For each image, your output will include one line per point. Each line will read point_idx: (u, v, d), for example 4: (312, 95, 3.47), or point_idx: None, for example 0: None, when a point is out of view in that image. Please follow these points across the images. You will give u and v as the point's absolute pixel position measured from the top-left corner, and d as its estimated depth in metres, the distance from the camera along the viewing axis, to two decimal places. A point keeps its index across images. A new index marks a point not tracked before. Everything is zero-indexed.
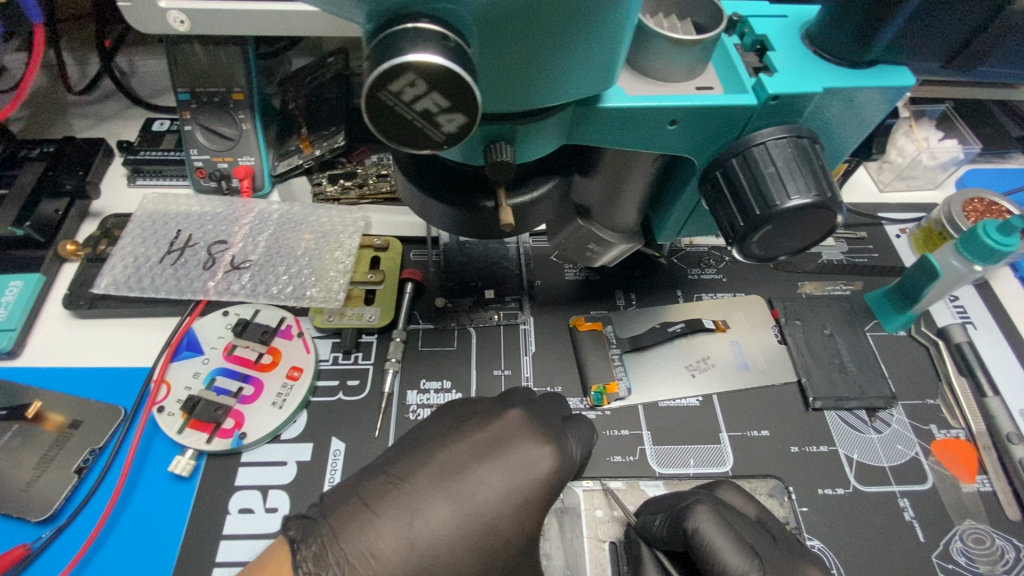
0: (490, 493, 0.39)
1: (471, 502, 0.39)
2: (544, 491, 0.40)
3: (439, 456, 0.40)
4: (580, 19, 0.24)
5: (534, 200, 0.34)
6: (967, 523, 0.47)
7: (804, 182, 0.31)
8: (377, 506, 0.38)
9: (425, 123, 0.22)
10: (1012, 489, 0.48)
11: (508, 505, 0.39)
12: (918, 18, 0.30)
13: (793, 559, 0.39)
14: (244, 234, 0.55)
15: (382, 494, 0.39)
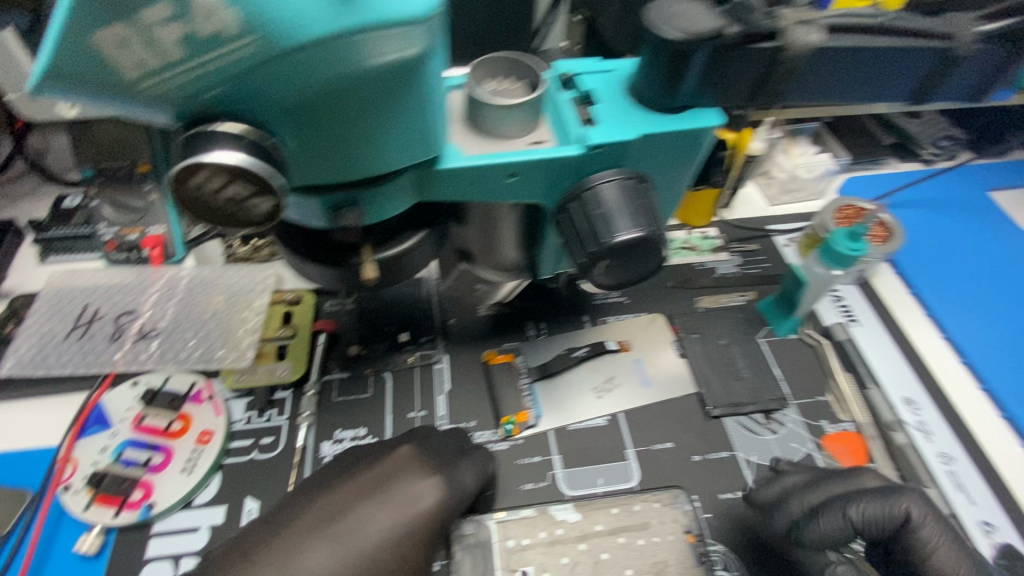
0: (373, 530, 0.43)
1: (354, 540, 0.43)
2: (428, 523, 0.44)
3: (319, 502, 0.44)
4: (376, 103, 0.26)
5: (402, 252, 0.36)
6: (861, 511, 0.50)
7: (630, 220, 0.35)
8: (256, 555, 0.41)
9: (238, 207, 0.25)
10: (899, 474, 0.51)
11: (384, 538, 0.43)
12: (712, 69, 0.33)
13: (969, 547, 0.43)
14: (153, 302, 0.56)
15: (261, 545, 0.41)
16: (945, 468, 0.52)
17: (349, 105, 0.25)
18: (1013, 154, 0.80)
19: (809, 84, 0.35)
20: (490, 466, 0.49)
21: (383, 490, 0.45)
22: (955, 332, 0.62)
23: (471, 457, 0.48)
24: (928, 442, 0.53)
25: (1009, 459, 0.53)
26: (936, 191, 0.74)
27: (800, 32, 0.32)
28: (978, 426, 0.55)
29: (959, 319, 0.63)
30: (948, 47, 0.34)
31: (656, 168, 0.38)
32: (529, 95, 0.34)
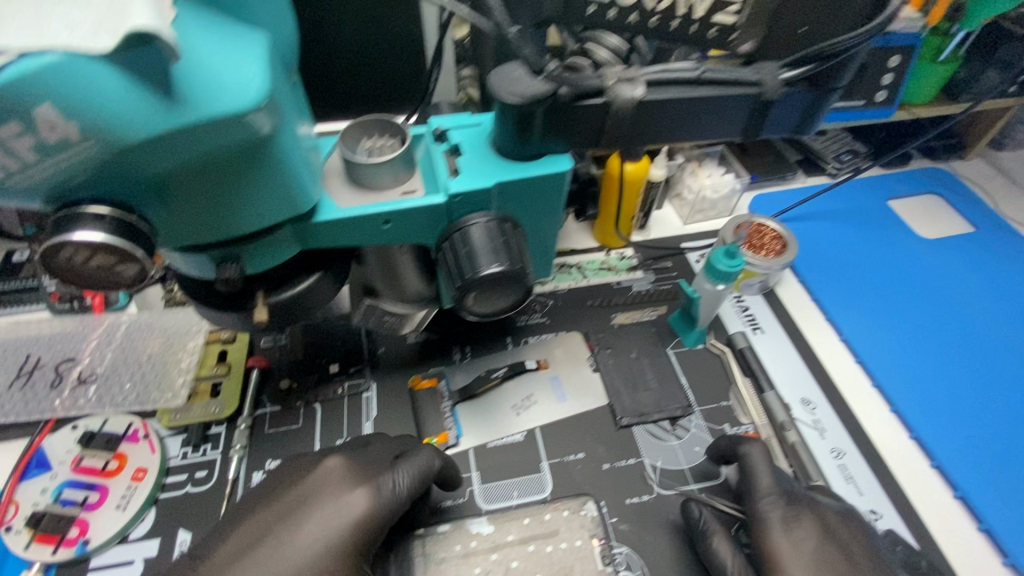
0: (284, 551, 0.46)
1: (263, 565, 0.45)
2: (341, 543, 0.46)
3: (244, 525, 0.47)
4: (237, 175, 0.30)
5: (295, 296, 0.40)
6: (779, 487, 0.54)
7: (490, 258, 0.39)
8: None
9: (108, 271, 0.29)
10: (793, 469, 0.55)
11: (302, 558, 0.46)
12: (552, 120, 0.38)
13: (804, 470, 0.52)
14: (92, 349, 0.60)
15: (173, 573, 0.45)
16: (837, 462, 0.56)
17: (210, 180, 0.29)
18: (914, 162, 0.85)
19: (645, 127, 0.39)
20: (426, 469, 0.50)
21: (309, 504, 0.48)
22: (851, 334, 0.66)
23: (402, 463, 0.50)
24: (821, 438, 0.58)
25: (896, 449, 0.58)
26: (839, 202, 0.79)
27: (625, 88, 0.36)
28: (869, 421, 0.59)
29: (854, 321, 0.67)
30: (760, 92, 0.38)
31: (523, 208, 0.42)
32: (397, 150, 0.39)
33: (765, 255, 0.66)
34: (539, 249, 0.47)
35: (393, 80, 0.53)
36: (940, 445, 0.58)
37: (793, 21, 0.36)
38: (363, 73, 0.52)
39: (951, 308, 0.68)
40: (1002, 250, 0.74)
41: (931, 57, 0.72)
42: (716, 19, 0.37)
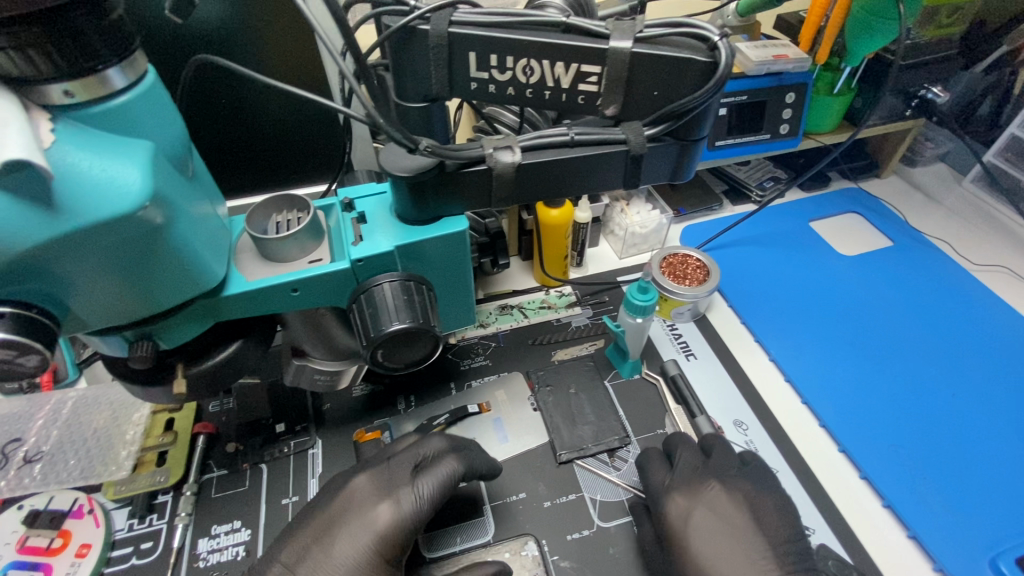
0: None
1: None
2: None
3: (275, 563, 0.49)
4: (136, 267, 0.33)
5: (215, 365, 0.42)
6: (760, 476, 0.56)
7: (393, 316, 0.41)
8: None
9: (12, 363, 0.31)
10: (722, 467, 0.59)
11: None
12: (442, 185, 0.42)
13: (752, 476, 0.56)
14: (39, 428, 0.61)
15: None
16: None
17: (108, 274, 0.32)
18: (835, 183, 0.91)
19: (532, 182, 0.43)
20: (449, 474, 0.52)
21: (340, 523, 0.51)
22: (778, 353, 0.69)
23: (426, 471, 0.53)
24: None
25: (825, 464, 0.60)
26: (763, 228, 0.84)
27: (503, 155, 0.41)
28: (799, 438, 0.62)
29: (782, 341, 0.70)
30: (628, 149, 0.42)
31: (430, 266, 0.46)
32: (303, 223, 0.42)
33: (690, 284, 0.69)
34: (456, 301, 0.50)
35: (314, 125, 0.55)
36: (867, 456, 0.60)
37: (645, 86, 0.41)
38: (289, 129, 0.55)
39: (873, 321, 0.72)
40: (919, 263, 0.78)
41: (826, 91, 0.78)
42: (581, 88, 0.42)
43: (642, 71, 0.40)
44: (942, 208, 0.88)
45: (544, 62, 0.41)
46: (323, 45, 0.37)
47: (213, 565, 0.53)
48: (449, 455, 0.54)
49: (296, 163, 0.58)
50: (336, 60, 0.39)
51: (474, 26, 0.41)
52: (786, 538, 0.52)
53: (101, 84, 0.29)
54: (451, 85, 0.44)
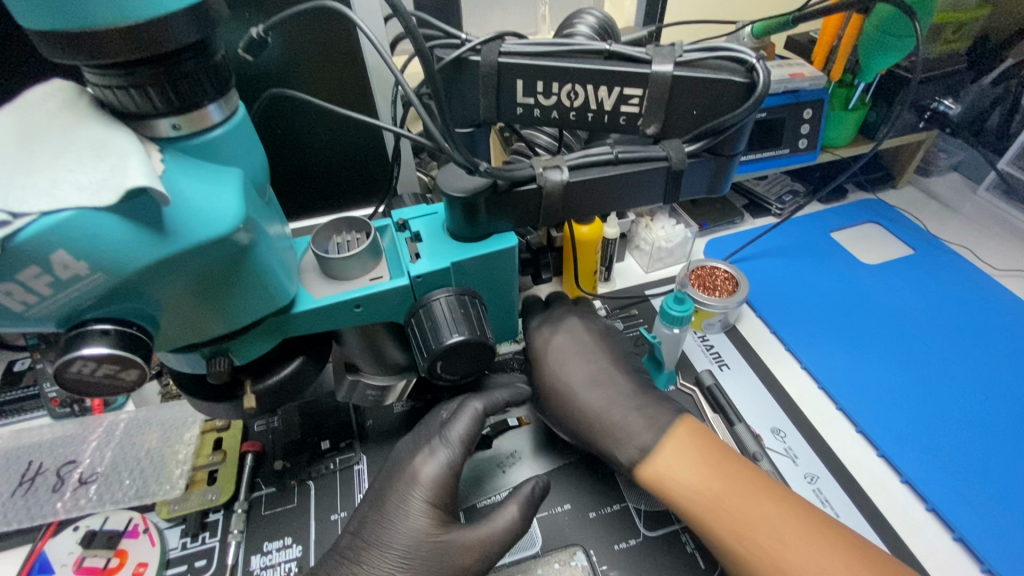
0: None
1: None
2: None
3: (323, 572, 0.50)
4: (221, 284, 0.35)
5: (280, 380, 0.44)
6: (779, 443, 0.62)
7: (454, 327, 0.43)
8: None
9: (112, 378, 0.33)
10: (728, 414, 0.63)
11: None
12: (495, 204, 0.44)
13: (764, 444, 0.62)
14: (92, 450, 0.63)
15: None
16: (811, 487, 0.59)
17: (198, 290, 0.34)
18: (853, 195, 0.93)
19: (577, 199, 0.46)
20: (473, 412, 0.54)
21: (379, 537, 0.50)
22: (809, 361, 0.70)
23: (453, 420, 0.55)
24: (794, 465, 0.60)
25: (866, 469, 0.60)
26: (785, 239, 0.86)
27: (552, 174, 0.44)
28: (837, 443, 0.62)
29: (813, 350, 0.71)
30: (669, 164, 0.45)
31: (480, 281, 0.48)
32: (364, 244, 0.45)
33: (720, 295, 0.71)
34: (503, 314, 0.51)
35: (359, 143, 0.58)
36: (907, 461, 0.60)
37: (684, 105, 0.43)
38: (336, 149, 0.57)
39: (903, 329, 0.73)
40: (941, 269, 0.80)
41: (842, 107, 0.81)
42: (623, 109, 0.45)
43: (681, 92, 0.42)
44: (960, 217, 0.90)
45: (588, 87, 0.44)
46: (378, 51, 0.38)
47: None
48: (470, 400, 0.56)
49: (343, 187, 0.61)
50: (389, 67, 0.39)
51: (522, 56, 0.44)
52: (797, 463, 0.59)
53: (201, 117, 0.31)
54: (498, 111, 0.47)
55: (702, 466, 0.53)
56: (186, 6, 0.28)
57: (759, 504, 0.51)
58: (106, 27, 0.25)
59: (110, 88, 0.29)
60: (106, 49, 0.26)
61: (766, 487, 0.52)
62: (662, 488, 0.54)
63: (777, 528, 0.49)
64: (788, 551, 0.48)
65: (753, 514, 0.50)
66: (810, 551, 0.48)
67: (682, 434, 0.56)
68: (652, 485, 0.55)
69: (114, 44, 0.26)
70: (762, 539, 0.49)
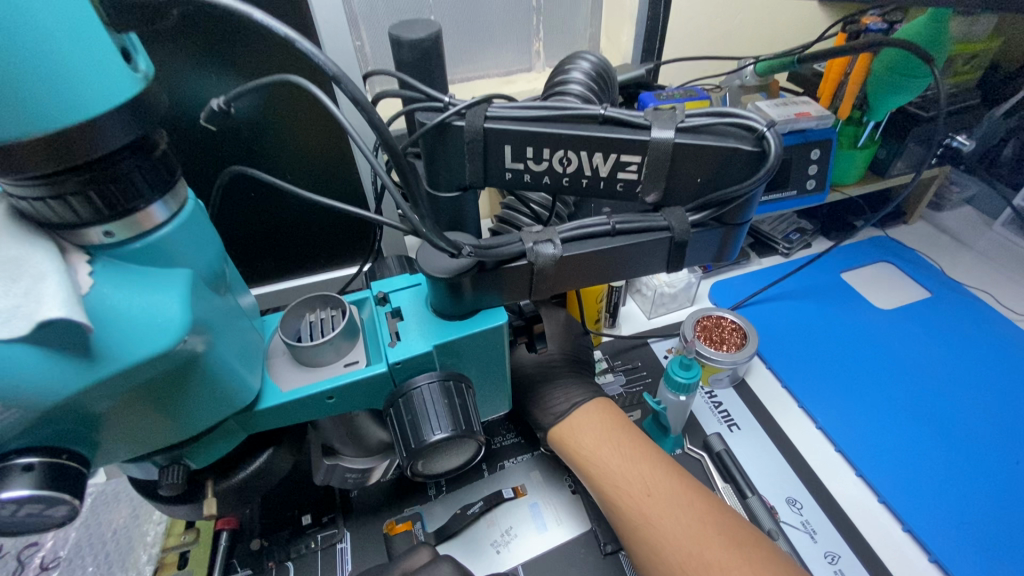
0: None
1: None
2: None
3: None
4: (168, 393, 0.31)
5: (245, 479, 0.40)
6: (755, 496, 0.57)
7: (438, 421, 0.39)
8: None
9: (39, 516, 0.28)
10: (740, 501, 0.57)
11: None
12: (483, 282, 0.40)
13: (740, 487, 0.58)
14: (56, 529, 0.58)
15: None
16: (832, 569, 0.54)
17: (140, 403, 0.30)
18: (862, 232, 0.89)
19: (571, 273, 0.42)
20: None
21: None
22: (825, 421, 0.65)
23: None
24: (812, 542, 0.55)
25: (890, 546, 0.55)
26: (795, 282, 0.82)
27: (544, 249, 0.40)
28: (857, 516, 0.58)
29: (828, 407, 0.66)
30: (672, 236, 0.41)
31: (468, 360, 0.43)
32: (339, 326, 0.41)
33: (727, 349, 0.67)
34: (493, 390, 0.47)
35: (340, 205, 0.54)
36: (934, 536, 0.55)
37: (688, 174, 0.40)
38: (316, 212, 0.54)
39: (923, 382, 0.68)
40: (960, 314, 0.75)
41: (850, 144, 0.78)
42: (620, 176, 0.41)
43: (685, 160, 0.39)
44: (974, 253, 0.86)
45: (581, 153, 0.40)
46: (354, 141, 0.32)
47: None
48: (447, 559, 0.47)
49: (323, 250, 0.57)
50: (366, 155, 0.34)
51: (509, 120, 0.40)
52: (775, 526, 0.55)
53: (143, 219, 0.28)
54: (484, 176, 0.44)
55: (597, 427, 0.55)
56: (114, 107, 0.24)
57: (638, 462, 0.52)
58: (20, 139, 0.22)
59: (29, 197, 0.25)
60: (19, 161, 0.23)
61: (650, 449, 0.53)
62: (559, 442, 0.55)
63: (646, 481, 0.50)
64: (651, 501, 0.49)
65: (629, 469, 0.51)
66: (670, 504, 0.49)
67: (593, 402, 0.57)
68: (558, 447, 0.56)
69: (29, 156, 0.23)
70: (630, 488, 0.50)
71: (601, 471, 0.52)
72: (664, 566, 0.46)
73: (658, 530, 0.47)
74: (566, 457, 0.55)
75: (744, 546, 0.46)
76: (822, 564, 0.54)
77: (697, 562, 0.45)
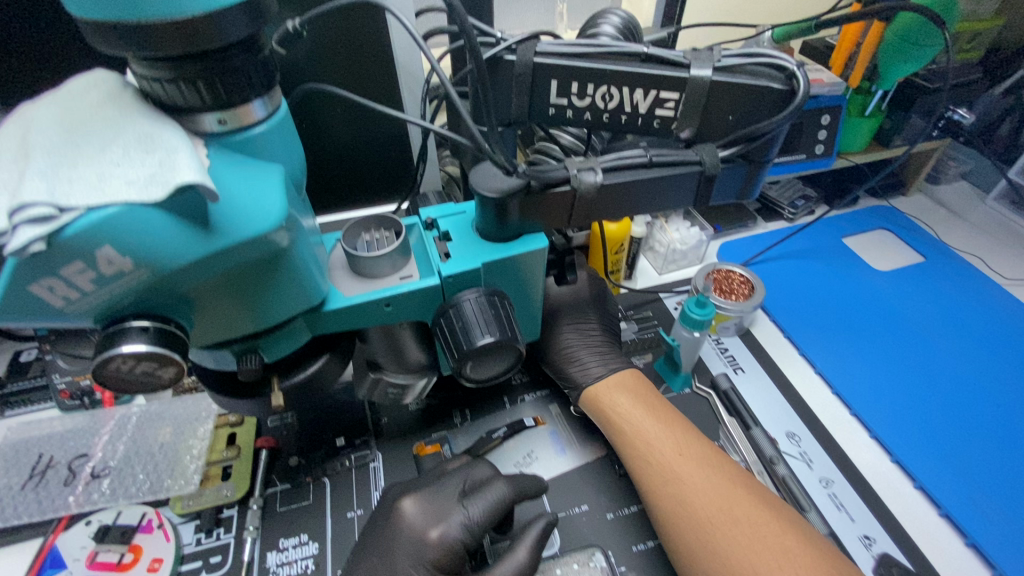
0: None
1: None
2: None
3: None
4: (258, 281, 0.34)
5: (307, 378, 0.44)
6: (758, 427, 0.62)
7: (486, 326, 0.43)
8: None
9: (149, 375, 0.32)
10: (744, 431, 0.62)
11: None
12: (529, 204, 0.44)
13: (745, 420, 0.63)
14: (104, 443, 0.62)
15: None
16: (826, 492, 0.59)
17: (237, 287, 0.33)
18: (863, 201, 0.94)
19: (608, 202, 0.46)
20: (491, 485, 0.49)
21: None
22: (824, 366, 0.70)
23: (464, 480, 0.50)
24: (809, 469, 0.61)
25: (878, 472, 0.61)
26: (800, 244, 0.86)
27: (586, 176, 0.43)
28: (850, 449, 0.63)
29: (827, 354, 0.71)
30: (703, 169, 0.44)
31: (508, 281, 0.47)
32: (394, 242, 0.44)
33: (735, 299, 0.71)
34: (527, 314, 0.51)
35: (388, 141, 0.58)
36: (920, 466, 0.61)
37: (721, 111, 0.43)
38: (365, 147, 0.57)
39: (916, 335, 0.73)
40: (954, 276, 0.80)
41: (858, 113, 0.81)
42: (657, 112, 0.44)
43: (720, 96, 0.42)
44: (968, 224, 0.90)
45: (623, 89, 0.43)
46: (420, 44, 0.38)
47: None
48: (485, 464, 0.52)
49: (367, 185, 0.61)
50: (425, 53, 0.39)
51: (559, 56, 0.43)
52: (776, 452, 0.60)
53: (246, 113, 0.31)
54: (530, 110, 0.47)
55: (632, 392, 0.60)
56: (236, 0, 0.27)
57: (671, 428, 0.57)
58: (156, 20, 0.25)
59: (158, 79, 0.28)
60: (154, 42, 0.26)
61: (680, 419, 0.58)
62: (593, 401, 0.59)
63: (679, 444, 0.55)
64: (682, 460, 0.54)
65: (661, 430, 0.56)
66: (701, 466, 0.53)
67: (627, 372, 0.62)
68: (592, 408, 0.60)
69: (162, 38, 0.26)
70: (664, 448, 0.55)
71: (638, 431, 0.56)
72: (693, 517, 0.50)
73: (690, 487, 0.52)
74: (599, 417, 0.59)
75: (773, 508, 0.50)
76: (817, 487, 0.59)
77: (726, 515, 0.49)
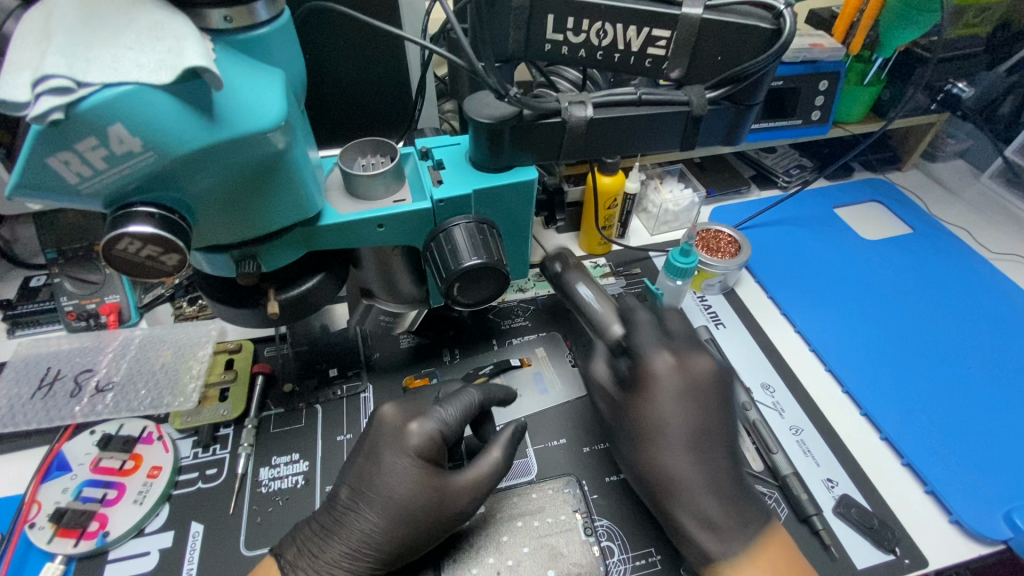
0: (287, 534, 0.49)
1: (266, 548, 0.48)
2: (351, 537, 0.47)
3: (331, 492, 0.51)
4: (258, 185, 0.36)
5: (302, 292, 0.46)
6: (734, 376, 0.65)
7: (475, 250, 0.45)
8: None
9: (153, 261, 0.34)
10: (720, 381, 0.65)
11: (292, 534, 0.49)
12: (520, 135, 0.46)
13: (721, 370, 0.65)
14: (108, 361, 0.65)
15: None
16: (795, 438, 0.62)
17: (238, 188, 0.35)
18: (858, 174, 0.95)
19: (596, 137, 0.47)
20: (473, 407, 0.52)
21: None
22: (804, 325, 0.72)
23: (449, 402, 0.53)
24: (780, 418, 0.63)
25: (847, 423, 0.64)
26: (791, 211, 0.88)
27: (577, 109, 0.45)
28: (822, 401, 0.65)
29: (808, 315, 0.73)
30: (690, 110, 0.46)
31: (498, 212, 0.49)
32: (388, 166, 0.46)
33: (722, 257, 0.73)
34: (515, 248, 0.53)
35: (390, 76, 0.60)
36: (888, 420, 0.63)
37: (710, 52, 0.45)
38: (366, 81, 0.59)
39: (896, 301, 0.75)
40: (942, 249, 0.82)
41: (857, 82, 0.82)
42: (649, 51, 0.46)
43: (710, 35, 0.44)
44: (962, 202, 0.92)
45: (617, 26, 0.45)
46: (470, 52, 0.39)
47: (275, 491, 0.57)
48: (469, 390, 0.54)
49: (368, 121, 0.63)
50: None
51: None
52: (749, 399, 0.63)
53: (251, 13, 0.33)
54: (526, 45, 0.48)
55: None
56: None
57: None
58: None
59: None
60: None
61: None
62: None
63: None
64: None
65: None
66: None
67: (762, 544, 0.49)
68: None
69: None
70: None
71: None
72: None
73: None
74: None
75: None
76: (786, 433, 0.62)
77: None
